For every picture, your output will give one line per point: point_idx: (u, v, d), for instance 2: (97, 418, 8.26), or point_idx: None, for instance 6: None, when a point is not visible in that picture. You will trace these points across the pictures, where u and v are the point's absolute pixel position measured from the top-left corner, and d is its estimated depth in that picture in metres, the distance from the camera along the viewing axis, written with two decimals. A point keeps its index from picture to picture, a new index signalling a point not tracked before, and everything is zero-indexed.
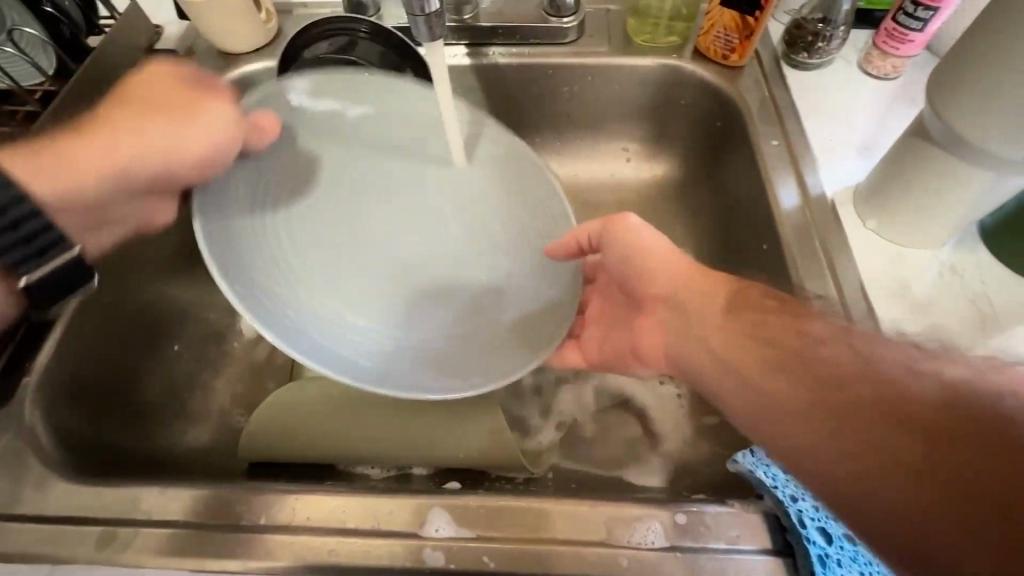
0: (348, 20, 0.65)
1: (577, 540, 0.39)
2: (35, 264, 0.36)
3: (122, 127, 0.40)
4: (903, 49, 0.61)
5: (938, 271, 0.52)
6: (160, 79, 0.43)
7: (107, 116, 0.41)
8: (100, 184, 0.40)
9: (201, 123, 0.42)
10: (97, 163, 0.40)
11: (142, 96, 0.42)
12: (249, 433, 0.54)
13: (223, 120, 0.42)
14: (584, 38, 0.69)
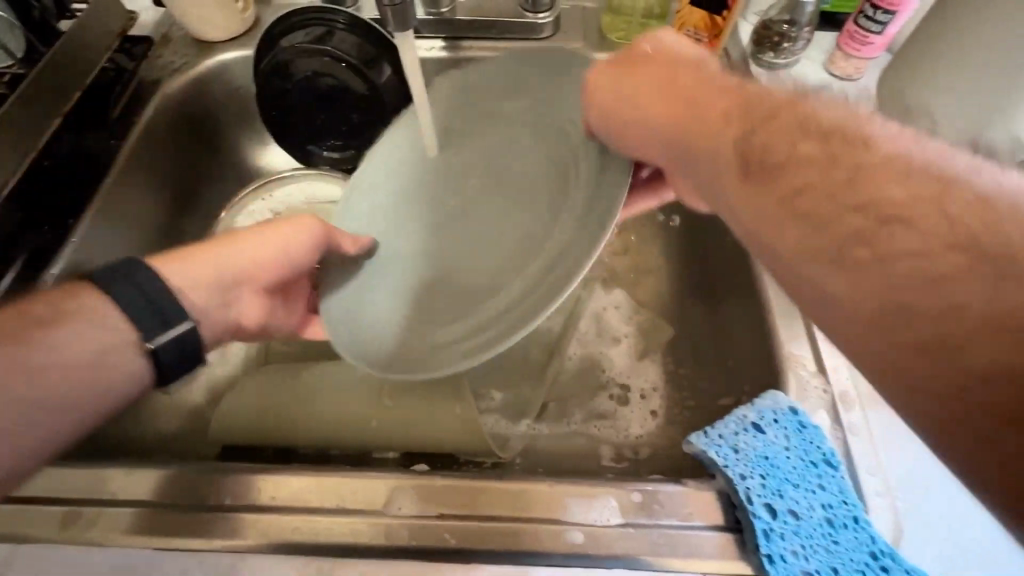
0: (321, 11, 0.65)
1: (537, 518, 0.40)
2: (157, 332, 0.37)
3: (260, 251, 0.49)
4: (864, 51, 0.64)
5: None
6: (277, 256, 0.49)
7: (239, 240, 0.48)
8: (233, 268, 0.47)
9: (288, 233, 0.49)
10: (240, 259, 0.47)
11: (245, 232, 0.49)
12: (221, 415, 0.54)
13: (301, 228, 0.50)
14: (560, 35, 0.71)
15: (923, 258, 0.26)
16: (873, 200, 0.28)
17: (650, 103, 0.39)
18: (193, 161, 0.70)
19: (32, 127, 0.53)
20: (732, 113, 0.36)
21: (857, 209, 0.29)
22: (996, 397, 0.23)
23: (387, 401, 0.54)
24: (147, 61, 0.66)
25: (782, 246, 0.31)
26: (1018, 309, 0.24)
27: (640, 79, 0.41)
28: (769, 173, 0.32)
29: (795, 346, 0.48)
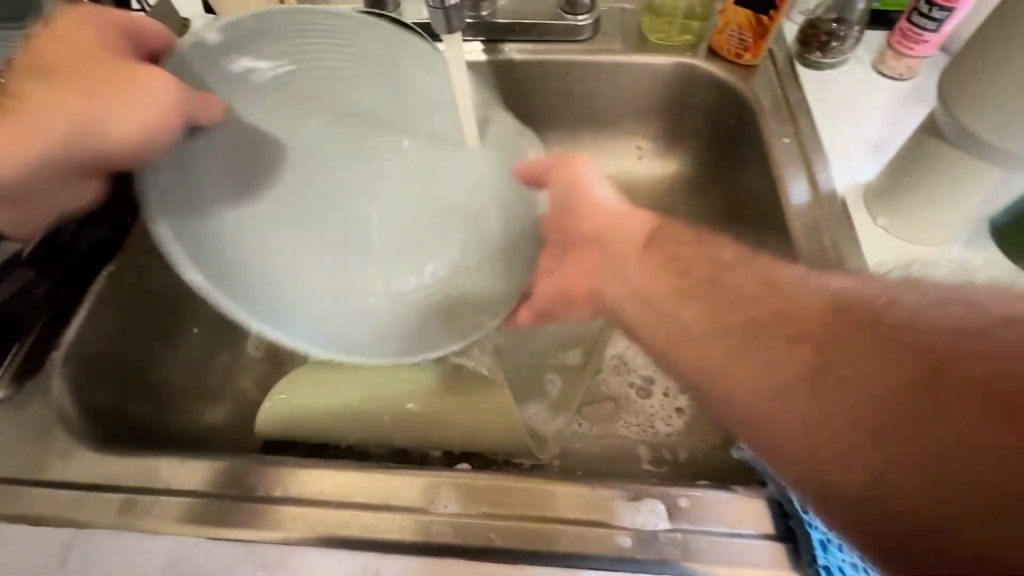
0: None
1: (581, 520, 0.40)
2: None
3: (50, 121, 0.42)
4: (917, 49, 0.62)
5: (948, 268, 0.52)
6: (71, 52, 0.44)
7: (26, 94, 0.43)
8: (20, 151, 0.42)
9: (140, 91, 0.42)
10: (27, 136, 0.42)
11: (64, 61, 0.43)
12: (267, 409, 0.56)
13: (158, 87, 0.42)
14: (600, 36, 0.71)
15: (795, 333, 0.31)
16: (738, 296, 0.35)
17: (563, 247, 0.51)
18: None
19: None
20: (624, 232, 0.43)
21: (728, 308, 0.34)
22: (905, 439, 0.26)
23: (430, 399, 0.54)
24: None
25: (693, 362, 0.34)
26: (873, 368, 0.28)
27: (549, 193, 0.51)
28: (677, 258, 0.39)
29: None
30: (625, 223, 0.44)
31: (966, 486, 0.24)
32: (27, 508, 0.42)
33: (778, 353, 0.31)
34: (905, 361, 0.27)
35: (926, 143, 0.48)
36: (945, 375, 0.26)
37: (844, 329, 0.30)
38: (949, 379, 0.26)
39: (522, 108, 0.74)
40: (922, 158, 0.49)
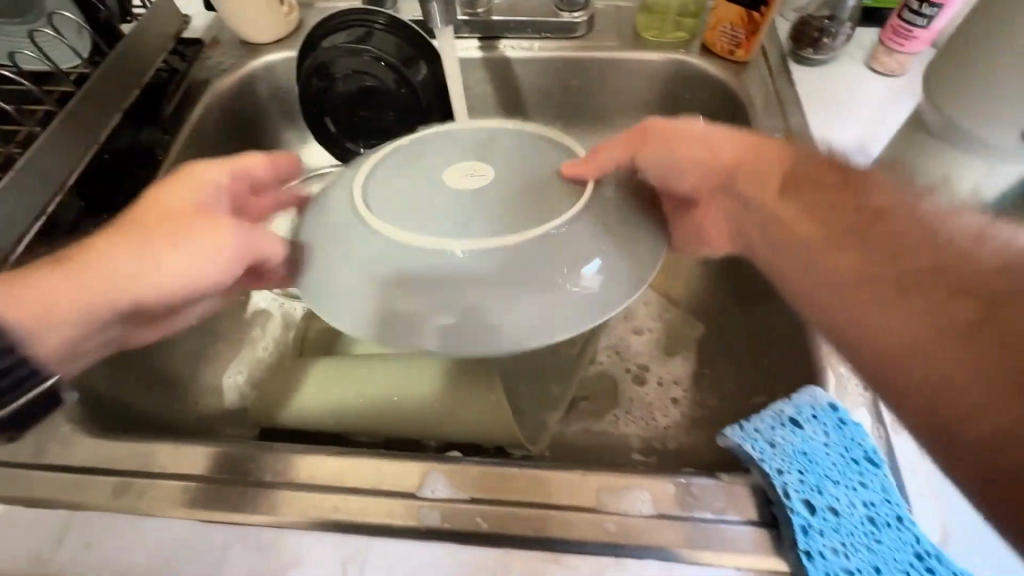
0: (363, 14, 0.67)
1: (567, 506, 0.40)
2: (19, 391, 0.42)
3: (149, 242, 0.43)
4: (908, 45, 0.63)
5: None
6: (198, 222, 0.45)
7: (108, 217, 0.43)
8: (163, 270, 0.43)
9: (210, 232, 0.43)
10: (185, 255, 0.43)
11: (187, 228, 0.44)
12: (264, 399, 0.57)
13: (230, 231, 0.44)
14: (594, 34, 0.71)
15: (837, 243, 0.42)
16: (813, 197, 0.45)
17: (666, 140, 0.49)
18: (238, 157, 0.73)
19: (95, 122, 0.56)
20: (759, 176, 0.48)
21: (801, 208, 0.46)
22: (892, 296, 0.36)
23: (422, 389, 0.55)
24: (199, 61, 0.70)
25: (827, 262, 0.42)
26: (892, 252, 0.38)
27: (663, 141, 0.49)
28: (797, 194, 0.46)
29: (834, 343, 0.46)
30: (691, 163, 0.49)
31: (914, 326, 0.34)
32: (27, 491, 0.43)
33: (834, 232, 0.43)
34: (905, 245, 0.38)
35: None
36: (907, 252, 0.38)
37: (864, 223, 0.41)
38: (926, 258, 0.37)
39: (518, 104, 0.75)
40: None
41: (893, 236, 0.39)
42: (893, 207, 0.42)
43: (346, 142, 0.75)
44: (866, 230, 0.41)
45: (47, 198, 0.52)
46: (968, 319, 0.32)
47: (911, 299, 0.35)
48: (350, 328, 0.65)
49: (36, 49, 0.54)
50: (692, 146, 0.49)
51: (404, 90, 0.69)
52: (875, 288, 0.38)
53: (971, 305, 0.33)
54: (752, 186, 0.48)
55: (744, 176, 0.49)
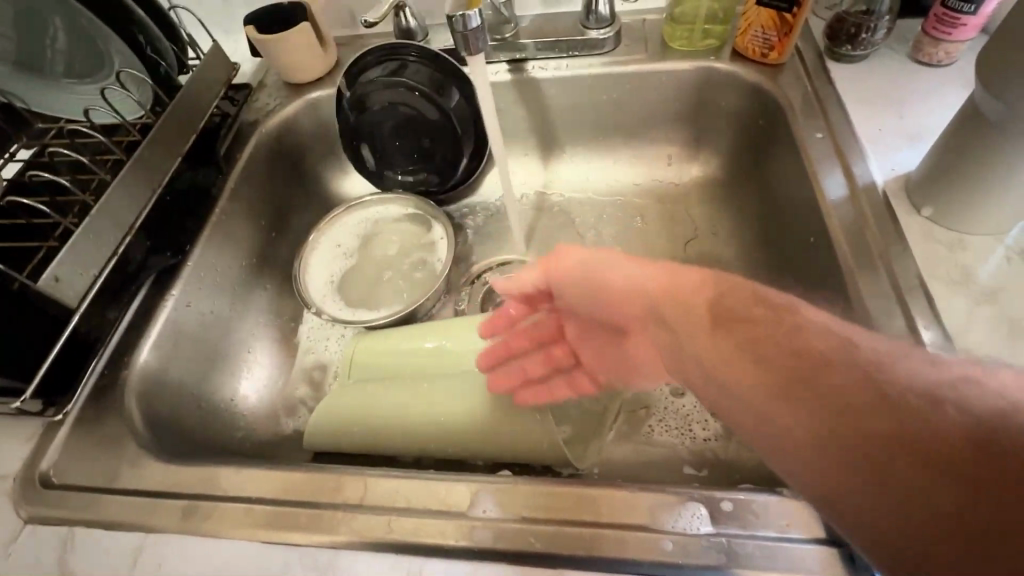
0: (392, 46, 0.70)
1: (619, 524, 0.39)
2: None
3: None
4: (955, 34, 0.60)
5: (1004, 257, 0.49)
6: None
7: None
8: None
9: None
10: None
11: None
12: (316, 424, 0.59)
13: None
14: (621, 48, 0.72)
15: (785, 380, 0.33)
16: (777, 357, 0.34)
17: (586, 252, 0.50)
18: (286, 192, 0.77)
19: (162, 167, 0.61)
20: (683, 306, 0.41)
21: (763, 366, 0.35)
22: (866, 451, 0.29)
23: (467, 405, 0.56)
24: (247, 105, 0.75)
25: (766, 410, 0.34)
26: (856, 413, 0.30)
27: (579, 252, 0.51)
28: (729, 319, 0.38)
29: None
30: (614, 286, 0.47)
31: (900, 489, 0.27)
32: (103, 514, 0.46)
33: (791, 397, 0.33)
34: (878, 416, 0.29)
35: (968, 128, 0.45)
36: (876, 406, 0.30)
37: (788, 355, 0.34)
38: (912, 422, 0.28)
39: (549, 122, 0.77)
40: (962, 144, 0.46)
41: (849, 382, 0.31)
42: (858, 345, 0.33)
43: (384, 170, 0.78)
44: (809, 387, 0.32)
45: (121, 238, 0.56)
46: (970, 530, 0.25)
47: (868, 453, 0.29)
48: (392, 352, 0.65)
49: (108, 104, 0.59)
50: (616, 283, 0.46)
51: (432, 112, 0.71)
52: (847, 449, 0.30)
53: (971, 453, 0.26)
54: (684, 332, 0.40)
55: (726, 303, 0.39)
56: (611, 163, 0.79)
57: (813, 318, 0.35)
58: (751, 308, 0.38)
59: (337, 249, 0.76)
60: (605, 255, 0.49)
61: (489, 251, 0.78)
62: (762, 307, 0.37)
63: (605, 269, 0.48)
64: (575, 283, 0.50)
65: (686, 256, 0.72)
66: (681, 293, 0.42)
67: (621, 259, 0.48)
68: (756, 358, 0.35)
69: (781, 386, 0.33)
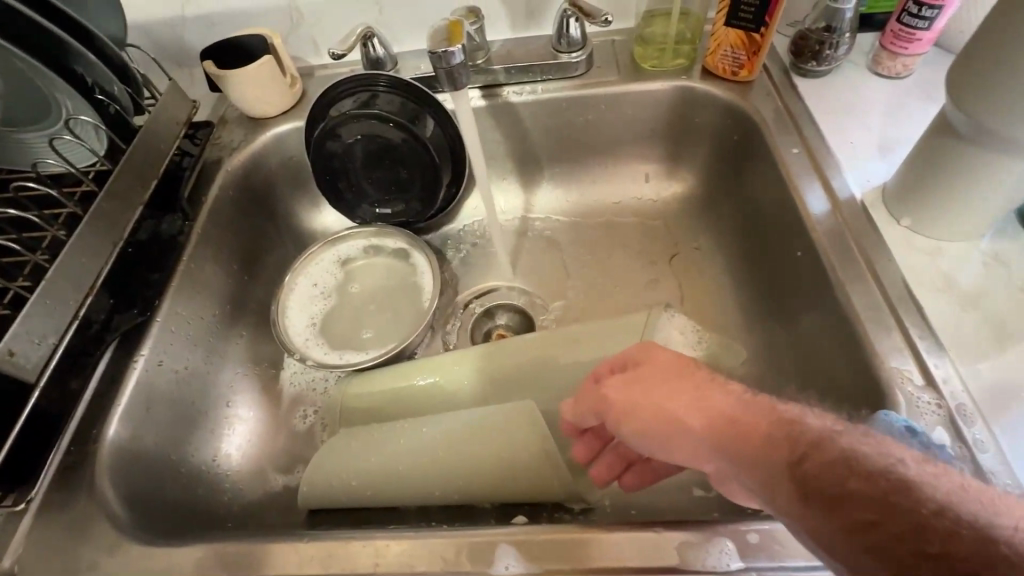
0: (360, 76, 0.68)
1: (647, 568, 0.38)
2: None
3: None
4: (911, 48, 0.62)
5: (982, 262, 0.50)
6: None
7: None
8: None
9: None
10: None
11: None
12: (309, 479, 0.56)
13: None
14: (594, 69, 0.73)
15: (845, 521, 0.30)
16: (835, 495, 0.30)
17: (627, 380, 0.42)
18: (257, 231, 0.73)
19: (121, 218, 0.56)
20: (741, 440, 0.35)
21: (823, 506, 0.31)
22: None
23: (469, 448, 0.53)
24: (209, 143, 0.72)
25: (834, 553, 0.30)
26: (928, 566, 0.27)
27: (622, 379, 0.42)
28: (783, 452, 0.33)
29: (897, 360, 0.45)
30: (664, 424, 0.39)
31: None
32: None
33: (851, 542, 0.29)
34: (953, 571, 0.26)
35: (942, 143, 0.47)
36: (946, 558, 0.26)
37: (845, 494, 0.30)
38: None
39: (526, 145, 0.77)
40: (936, 156, 0.48)
41: (896, 505, 0.29)
42: (920, 481, 0.29)
43: (359, 203, 0.75)
44: (871, 532, 0.29)
45: (79, 301, 0.51)
46: None
47: None
48: (384, 395, 0.62)
49: (56, 153, 0.54)
50: (649, 406, 0.40)
51: (402, 139, 0.68)
52: None
53: None
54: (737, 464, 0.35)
55: (774, 430, 0.34)
56: (591, 183, 0.79)
57: (853, 441, 0.32)
58: (804, 431, 0.33)
59: (315, 288, 0.73)
60: (648, 384, 0.41)
61: (474, 279, 0.76)
62: (808, 431, 0.33)
63: (657, 403, 0.39)
64: (624, 418, 0.41)
65: (673, 272, 0.72)
66: (737, 421, 0.36)
67: (664, 385, 0.40)
68: (816, 493, 0.31)
69: (841, 529, 0.30)
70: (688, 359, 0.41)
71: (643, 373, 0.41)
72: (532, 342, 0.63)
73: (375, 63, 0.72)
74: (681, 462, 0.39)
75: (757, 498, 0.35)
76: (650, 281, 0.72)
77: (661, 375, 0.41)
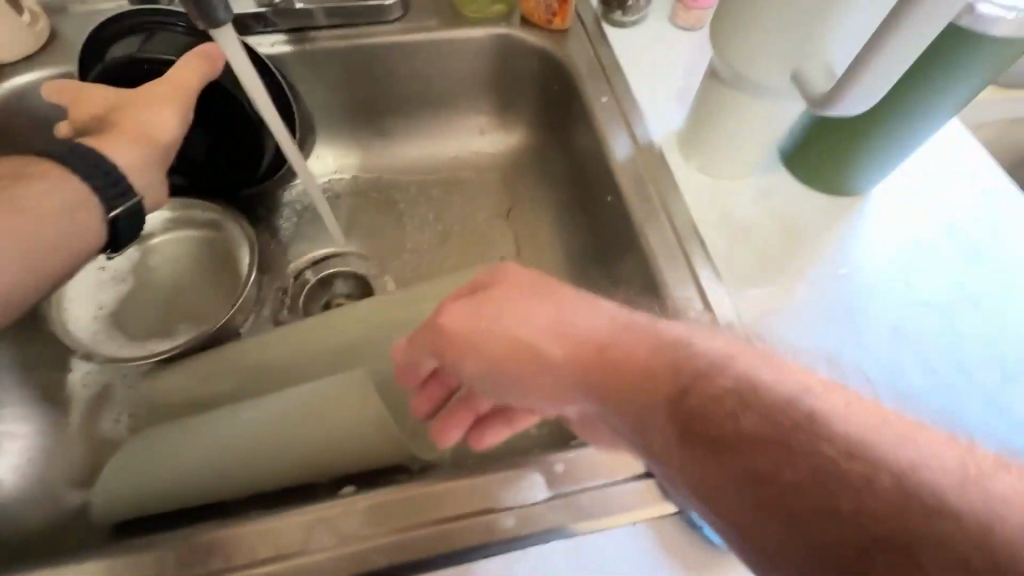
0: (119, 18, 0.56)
1: (463, 514, 0.39)
2: None
3: None
4: (700, 1, 0.67)
5: (752, 196, 0.57)
6: None
7: None
8: None
9: None
10: None
11: None
12: (106, 490, 0.50)
13: None
14: (411, 14, 0.68)
15: (714, 442, 0.28)
16: (726, 433, 0.28)
17: (477, 304, 0.40)
18: None
19: None
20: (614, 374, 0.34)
21: (709, 444, 0.28)
22: (824, 554, 0.24)
23: (292, 426, 0.50)
24: None
25: (710, 491, 0.28)
26: (814, 506, 0.25)
27: (469, 308, 0.41)
28: (654, 387, 0.32)
29: (682, 289, 0.51)
30: (525, 353, 0.38)
31: None
32: None
33: (733, 478, 0.27)
34: (856, 518, 0.24)
35: (711, 89, 0.51)
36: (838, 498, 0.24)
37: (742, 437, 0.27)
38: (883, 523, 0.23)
39: (347, 98, 0.71)
40: (709, 102, 0.52)
41: (795, 444, 0.26)
42: (825, 415, 0.26)
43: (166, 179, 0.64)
44: (762, 474, 0.26)
45: None
46: None
47: (821, 555, 0.24)
48: (196, 384, 0.56)
49: None
50: (501, 341, 0.38)
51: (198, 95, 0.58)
52: (801, 548, 0.25)
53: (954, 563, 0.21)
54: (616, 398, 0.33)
55: (650, 358, 0.33)
56: (425, 139, 0.76)
57: (744, 374, 0.29)
58: (690, 361, 0.32)
59: (102, 273, 0.62)
60: (515, 310, 0.39)
61: (304, 247, 0.70)
62: (701, 357, 0.31)
63: (519, 332, 0.38)
64: (472, 350, 0.40)
65: (510, 225, 0.73)
66: (600, 354, 0.35)
67: (536, 313, 0.38)
68: (697, 427, 0.29)
69: (726, 467, 0.27)
70: (560, 285, 0.40)
71: (497, 300, 0.40)
72: (363, 308, 0.60)
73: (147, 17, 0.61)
74: (544, 401, 0.39)
75: (630, 441, 0.34)
76: (488, 236, 0.73)
77: (532, 302, 0.39)
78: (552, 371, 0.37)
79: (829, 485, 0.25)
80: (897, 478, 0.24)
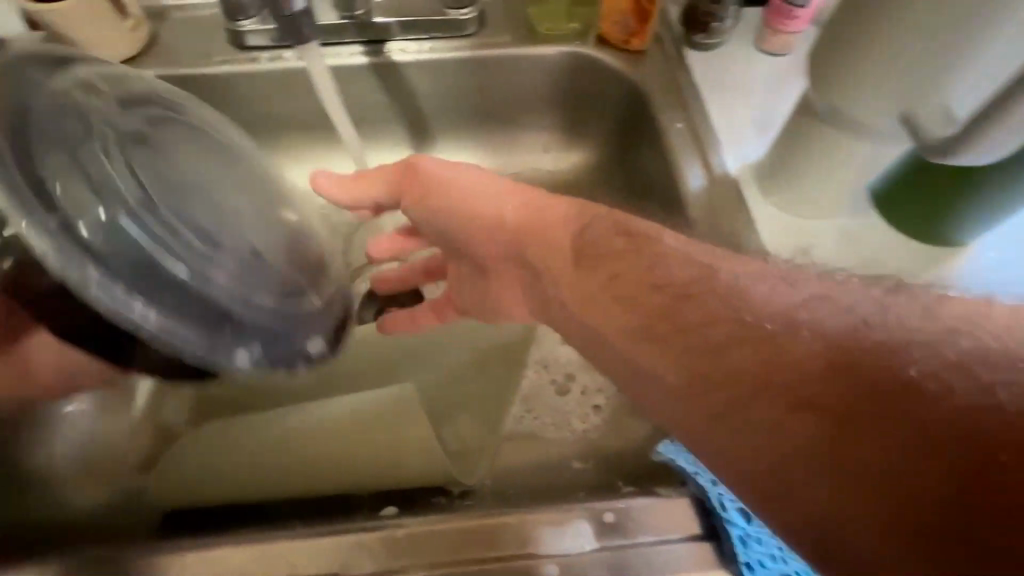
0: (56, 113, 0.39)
1: (503, 555, 0.38)
2: None
3: None
4: (790, 25, 0.63)
5: (835, 239, 0.53)
6: None
7: None
8: None
9: None
10: None
11: None
12: (161, 477, 0.51)
13: None
14: (486, 29, 0.68)
15: (795, 401, 0.29)
16: (735, 341, 0.32)
17: (537, 213, 0.46)
18: None
19: None
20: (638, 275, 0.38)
21: (730, 343, 0.32)
22: (849, 437, 0.27)
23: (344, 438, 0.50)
24: None
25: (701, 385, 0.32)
26: (845, 394, 0.28)
27: (528, 215, 0.46)
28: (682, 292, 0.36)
29: None
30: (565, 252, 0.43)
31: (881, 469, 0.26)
32: None
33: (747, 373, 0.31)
34: (884, 415, 0.27)
35: (802, 123, 0.48)
36: (918, 438, 0.26)
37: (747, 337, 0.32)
38: (961, 432, 0.25)
39: (416, 110, 0.71)
40: (799, 136, 0.49)
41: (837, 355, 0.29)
42: (861, 325, 0.30)
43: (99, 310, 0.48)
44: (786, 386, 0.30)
45: None
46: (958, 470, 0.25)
47: (837, 450, 0.27)
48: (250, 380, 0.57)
49: None
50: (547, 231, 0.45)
51: (186, 270, 0.38)
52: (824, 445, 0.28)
53: (970, 416, 0.25)
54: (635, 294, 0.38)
55: (670, 266, 0.37)
56: (488, 154, 0.76)
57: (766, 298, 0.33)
58: (719, 266, 0.37)
59: None
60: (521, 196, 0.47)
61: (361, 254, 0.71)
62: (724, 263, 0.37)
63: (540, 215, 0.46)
64: (485, 235, 0.48)
65: None
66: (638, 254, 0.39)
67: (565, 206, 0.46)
68: (712, 333, 0.33)
69: (726, 356, 0.32)
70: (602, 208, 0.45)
71: (556, 210, 0.45)
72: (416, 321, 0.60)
73: (39, 174, 0.35)
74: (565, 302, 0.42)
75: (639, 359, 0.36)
76: None
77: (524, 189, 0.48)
78: (572, 270, 0.42)
79: (858, 369, 0.28)
80: (921, 366, 0.27)
